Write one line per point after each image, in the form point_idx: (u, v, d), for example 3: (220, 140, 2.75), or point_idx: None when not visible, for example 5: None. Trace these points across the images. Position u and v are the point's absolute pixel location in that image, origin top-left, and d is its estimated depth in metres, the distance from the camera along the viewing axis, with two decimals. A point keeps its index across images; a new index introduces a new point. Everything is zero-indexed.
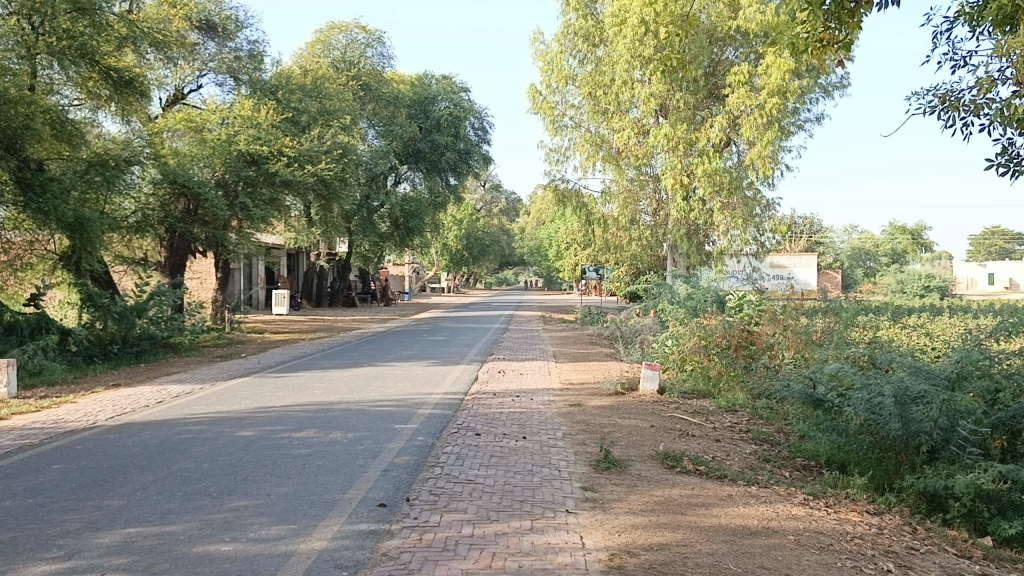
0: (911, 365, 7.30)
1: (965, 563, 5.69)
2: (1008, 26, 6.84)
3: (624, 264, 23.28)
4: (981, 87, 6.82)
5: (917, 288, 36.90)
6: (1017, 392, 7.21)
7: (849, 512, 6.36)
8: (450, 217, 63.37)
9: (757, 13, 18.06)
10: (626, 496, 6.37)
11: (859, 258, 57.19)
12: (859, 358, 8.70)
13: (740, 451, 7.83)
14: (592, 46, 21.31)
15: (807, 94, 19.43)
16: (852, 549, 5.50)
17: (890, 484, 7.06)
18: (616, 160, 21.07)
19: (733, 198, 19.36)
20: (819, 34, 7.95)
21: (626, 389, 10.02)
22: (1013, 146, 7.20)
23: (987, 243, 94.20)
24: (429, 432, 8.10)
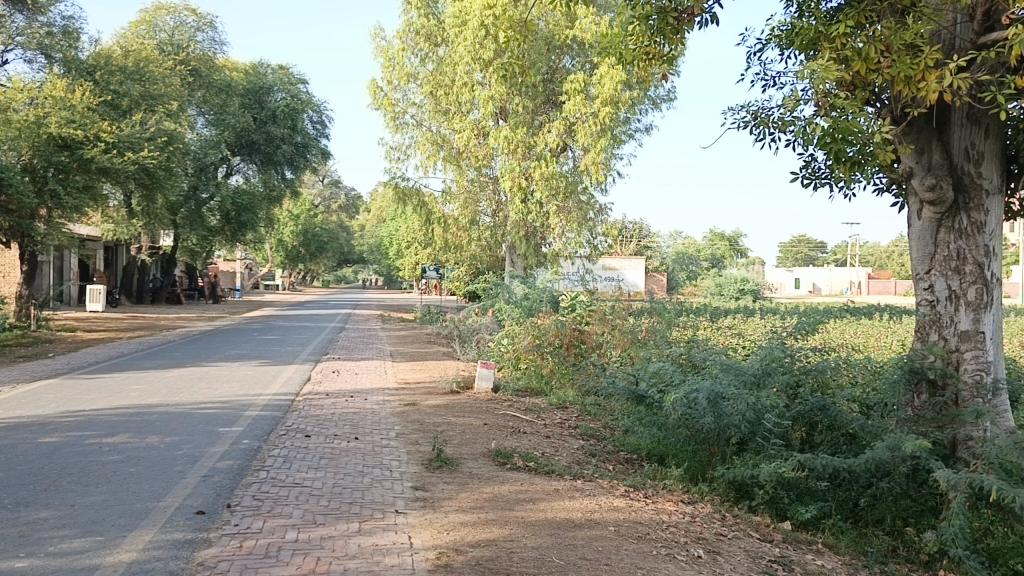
0: (723, 363, 7.81)
1: (766, 546, 6.16)
2: (812, 50, 7.47)
3: (464, 264, 23.50)
4: (788, 105, 7.38)
5: (733, 291, 39.62)
6: (815, 386, 7.81)
7: (666, 502, 6.75)
8: (286, 212, 61.51)
9: (592, 24, 18.75)
10: (456, 494, 6.41)
11: (684, 262, 60.59)
12: (679, 357, 9.20)
13: (568, 447, 8.11)
14: (433, 46, 21.36)
15: (638, 105, 20.33)
16: (666, 537, 5.81)
17: (703, 475, 7.54)
18: (456, 160, 21.22)
19: (568, 201, 19.89)
20: (646, 47, 8.33)
21: (461, 388, 10.08)
22: (814, 162, 7.85)
23: (795, 251, 102.68)
24: (255, 435, 7.81)
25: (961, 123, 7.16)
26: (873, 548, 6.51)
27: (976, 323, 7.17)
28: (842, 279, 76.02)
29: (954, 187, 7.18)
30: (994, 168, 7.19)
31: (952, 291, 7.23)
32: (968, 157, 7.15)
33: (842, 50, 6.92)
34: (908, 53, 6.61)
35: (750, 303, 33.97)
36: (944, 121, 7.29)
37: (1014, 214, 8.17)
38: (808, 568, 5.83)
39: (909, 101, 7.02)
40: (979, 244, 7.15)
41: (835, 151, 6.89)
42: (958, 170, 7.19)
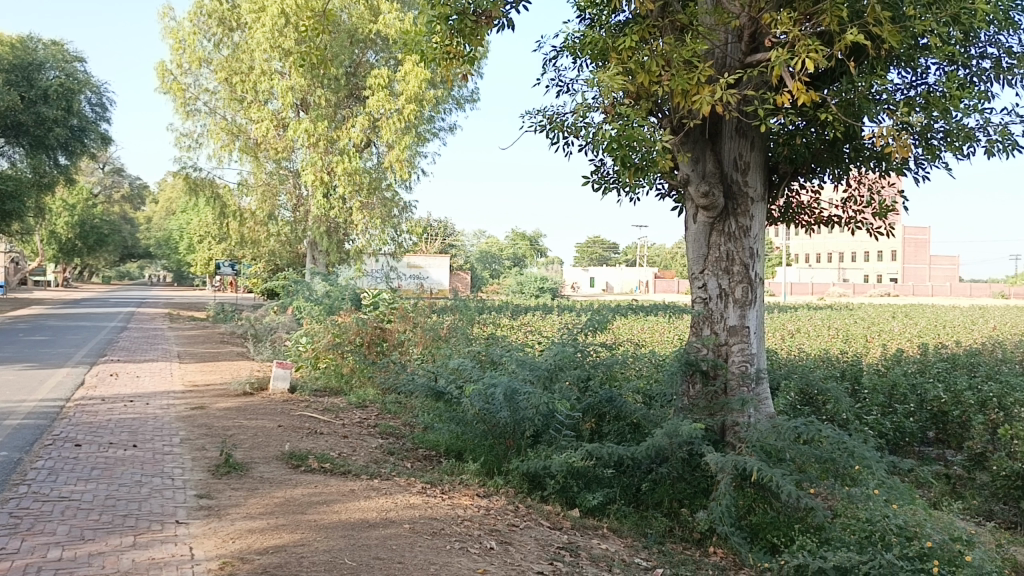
0: (519, 359, 8.03)
1: (556, 534, 6.40)
2: (601, 60, 7.85)
3: (261, 260, 22.60)
4: (579, 112, 7.71)
5: (533, 288, 41.03)
6: (604, 378, 8.21)
7: (462, 497, 6.86)
8: (59, 201, 56.22)
9: (395, 20, 18.64)
10: (245, 500, 6.14)
11: (487, 260, 61.78)
12: (478, 355, 9.36)
13: (366, 446, 8.03)
14: (228, 30, 20.36)
15: (442, 105, 20.52)
16: (460, 531, 5.89)
17: (499, 468, 7.74)
18: (253, 151, 20.39)
19: (371, 198, 19.72)
20: (446, 47, 8.41)
21: (254, 390, 9.65)
22: (603, 167, 8.27)
23: (591, 251, 107.95)
24: (15, 446, 7.06)
25: (731, 136, 7.82)
26: (652, 529, 6.96)
27: (742, 319, 7.88)
28: (633, 278, 81.19)
29: (724, 195, 7.85)
30: (758, 178, 7.91)
31: (723, 290, 7.90)
32: (736, 167, 7.83)
33: (627, 61, 7.33)
34: (686, 68, 7.12)
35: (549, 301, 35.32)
36: (717, 133, 7.93)
37: (775, 220, 9.04)
38: (594, 552, 6.13)
39: (686, 113, 7.56)
40: (745, 247, 7.87)
41: (620, 157, 7.27)
42: (728, 179, 7.86)
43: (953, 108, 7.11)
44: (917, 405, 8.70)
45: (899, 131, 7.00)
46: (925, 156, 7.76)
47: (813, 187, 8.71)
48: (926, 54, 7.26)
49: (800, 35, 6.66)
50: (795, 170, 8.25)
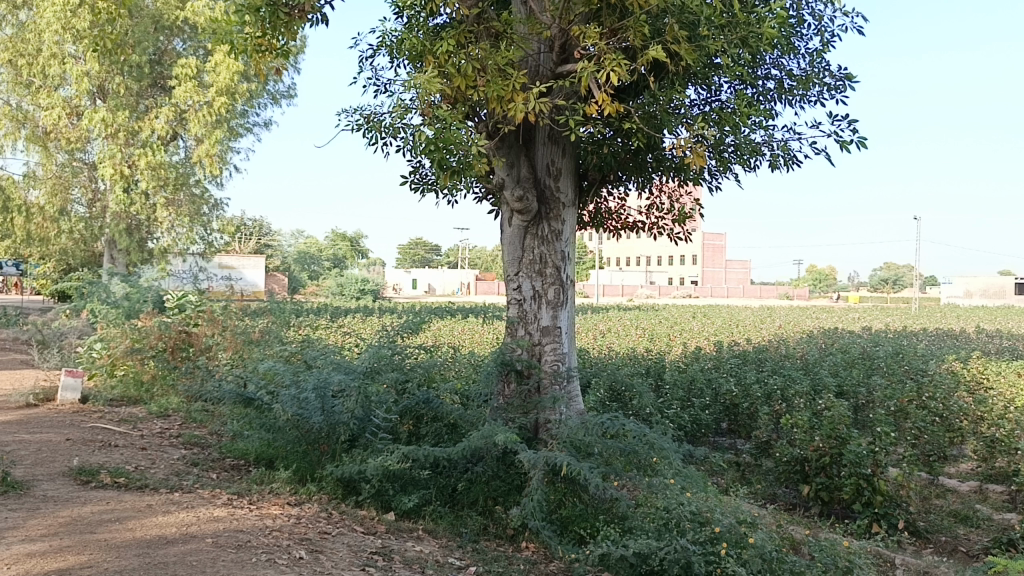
0: (333, 362, 7.85)
1: (369, 539, 6.32)
2: (419, 62, 7.84)
3: (51, 260, 20.75)
4: (397, 113, 7.66)
5: (354, 291, 40.39)
6: (422, 379, 8.15)
7: (271, 506, 6.62)
8: None
9: (205, 8, 17.73)
10: (24, 522, 5.59)
11: (305, 261, 60.04)
12: (290, 357, 9.09)
13: (167, 458, 7.57)
14: (12, 7, 18.52)
15: (255, 99, 19.79)
16: (268, 542, 5.67)
17: (312, 474, 7.53)
18: (42, 141, 18.70)
19: (178, 194, 18.73)
20: (257, 39, 8.10)
21: (38, 401, 8.81)
22: (421, 168, 8.27)
23: (414, 252, 107.92)
24: None
25: (544, 143, 8.07)
26: (466, 528, 7.01)
27: (554, 319, 8.17)
28: (454, 279, 81.89)
29: (538, 199, 8.10)
30: (569, 183, 8.23)
31: (536, 291, 8.15)
32: (549, 173, 8.09)
33: (444, 65, 7.36)
34: (500, 74, 7.27)
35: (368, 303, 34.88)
36: (530, 139, 8.15)
37: (585, 224, 9.43)
38: (407, 555, 6.10)
39: (501, 118, 7.71)
40: (557, 250, 8.17)
41: (436, 160, 7.27)
42: (541, 184, 8.11)
43: (741, 123, 7.71)
44: (712, 398, 9.35)
45: (695, 144, 7.51)
46: (718, 168, 8.37)
47: (620, 194, 9.17)
48: (719, 73, 7.82)
49: (606, 48, 6.98)
50: (603, 177, 8.65)
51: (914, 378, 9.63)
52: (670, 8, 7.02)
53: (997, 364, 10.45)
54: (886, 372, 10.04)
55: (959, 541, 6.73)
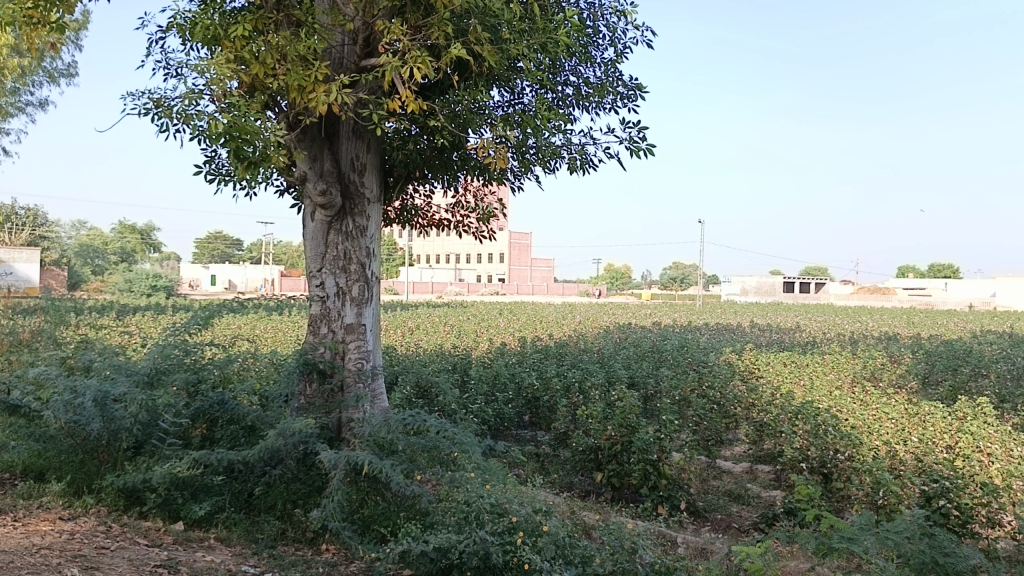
0: (114, 364, 7.29)
1: (153, 551, 5.93)
2: (213, 46, 7.42)
3: None
4: (188, 99, 7.21)
5: (144, 286, 37.70)
6: (216, 380, 7.72)
7: (40, 522, 6.06)
8: None
9: None
10: None
11: (90, 255, 55.28)
12: (67, 360, 8.35)
13: None
14: None
15: (29, 76, 17.99)
16: (34, 562, 5.17)
17: (90, 486, 6.96)
18: None
19: None
20: (28, 10, 7.34)
21: None
22: (218, 158, 7.86)
23: (214, 245, 102.60)
24: None
25: (348, 137, 7.92)
26: (262, 534, 6.73)
27: (359, 316, 8.07)
28: (256, 276, 78.43)
29: (342, 194, 7.94)
30: (373, 179, 8.16)
31: (340, 287, 7.99)
32: (353, 168, 7.96)
33: (241, 50, 7.02)
34: (301, 64, 7.04)
35: (154, 300, 32.52)
36: (333, 133, 7.96)
37: (391, 221, 9.37)
38: (195, 566, 5.78)
39: (303, 109, 7.45)
40: (362, 246, 8.07)
41: (232, 150, 6.91)
42: (345, 179, 7.96)
43: (541, 126, 7.95)
44: (515, 393, 9.61)
45: (497, 144, 7.66)
46: (520, 169, 8.60)
47: (425, 191, 9.21)
48: (521, 76, 8.04)
49: (410, 44, 6.95)
50: (409, 174, 8.64)
51: (696, 369, 10.42)
52: (472, 9, 7.11)
53: (766, 355, 11.52)
54: (672, 364, 10.78)
55: (732, 518, 7.32)
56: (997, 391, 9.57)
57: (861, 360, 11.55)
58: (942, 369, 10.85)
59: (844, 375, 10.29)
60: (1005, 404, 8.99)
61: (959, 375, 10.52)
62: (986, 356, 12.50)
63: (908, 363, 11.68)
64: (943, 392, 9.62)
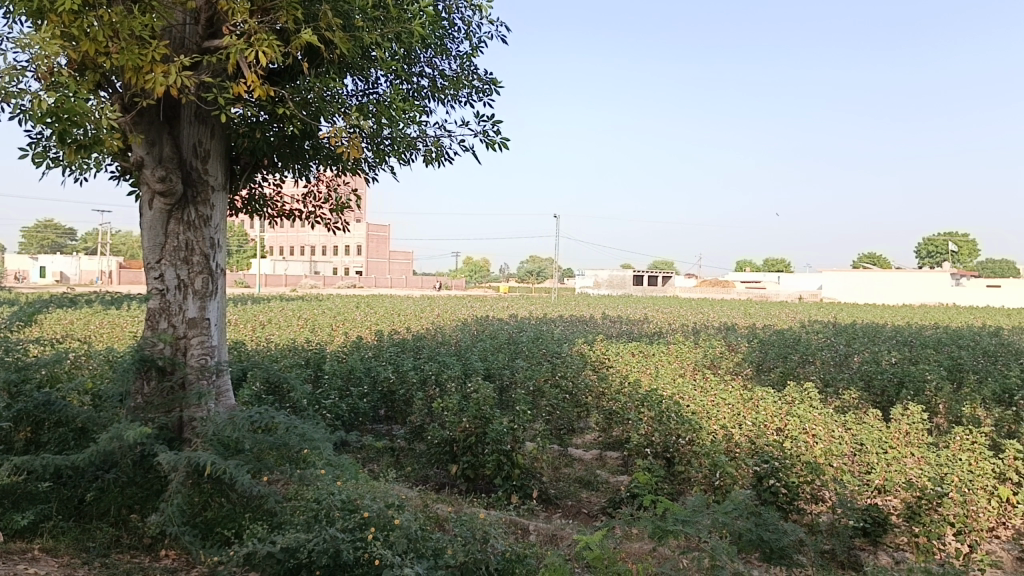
0: None
1: None
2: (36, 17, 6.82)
3: None
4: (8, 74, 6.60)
5: None
6: (41, 380, 7.16)
7: None
8: None
9: None
10: None
11: None
12: None
13: None
14: None
15: None
16: None
17: None
18: None
19: None
20: None
21: None
22: (44, 139, 7.24)
23: (46, 235, 95.14)
24: None
25: (190, 121, 7.54)
26: (93, 543, 6.31)
27: (202, 310, 7.72)
28: (94, 268, 73.38)
29: (183, 181, 7.54)
30: (217, 166, 7.81)
31: (181, 280, 7.60)
32: (196, 154, 7.59)
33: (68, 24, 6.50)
34: (136, 42, 6.61)
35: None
36: (173, 117, 7.56)
37: (238, 211, 9.00)
38: None
39: (140, 91, 7.02)
40: (205, 237, 7.72)
41: (58, 132, 6.39)
42: (187, 165, 7.57)
43: (396, 117, 7.85)
44: (370, 387, 9.48)
45: (350, 134, 7.49)
46: (375, 160, 8.47)
47: (275, 180, 8.90)
48: (375, 65, 7.90)
49: (256, 27, 6.67)
50: (257, 161, 8.32)
51: (550, 360, 10.65)
52: None
53: (616, 346, 11.94)
54: (527, 355, 10.97)
55: (582, 503, 7.53)
56: (822, 377, 10.35)
57: (703, 349, 12.18)
58: (774, 357, 11.62)
59: (687, 364, 10.83)
60: (827, 388, 9.74)
61: (788, 362, 11.30)
62: (812, 345, 13.51)
63: (744, 351, 12.43)
64: (774, 378, 10.30)
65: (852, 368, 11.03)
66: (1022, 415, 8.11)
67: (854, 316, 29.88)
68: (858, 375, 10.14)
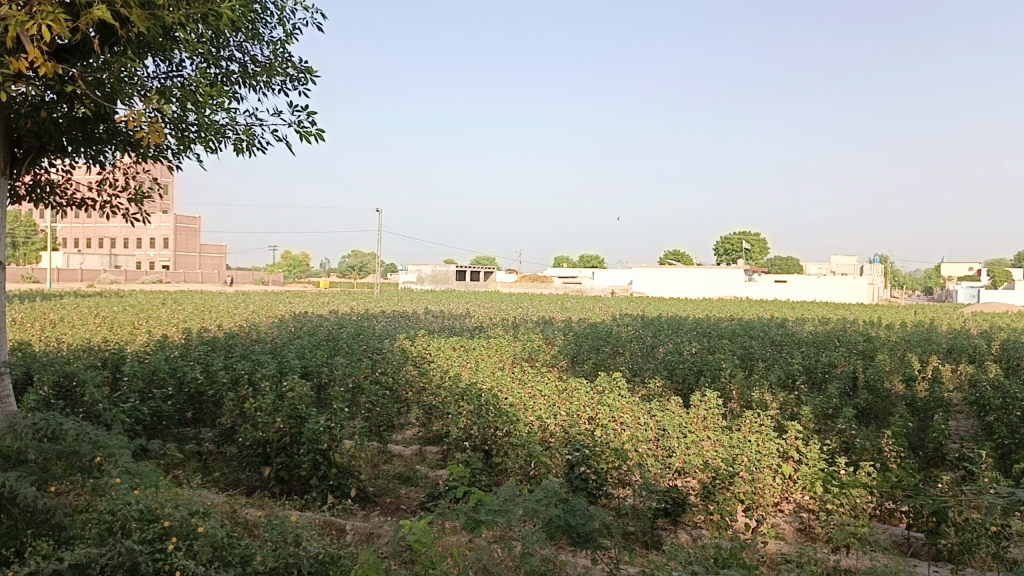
0: None
1: None
2: None
3: None
4: None
5: None
6: None
7: None
8: None
9: None
10: None
11: None
12: None
13: None
14: None
15: None
16: None
17: None
18: None
19: None
20: None
21: None
22: None
23: None
24: None
25: None
26: None
27: None
28: None
29: None
30: None
31: None
32: None
33: None
34: None
35: None
36: None
37: (20, 198, 8.18)
38: None
39: None
40: None
41: None
42: None
43: (203, 103, 7.43)
44: (176, 388, 8.93)
45: (151, 118, 7.00)
46: (178, 147, 7.96)
47: (65, 165, 8.16)
48: (178, 47, 7.43)
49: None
50: (42, 145, 7.59)
51: (369, 356, 10.51)
52: None
53: (436, 341, 11.99)
54: (346, 352, 10.77)
55: (400, 500, 7.46)
56: (630, 367, 10.93)
57: (521, 343, 12.49)
58: (587, 349, 12.12)
59: (505, 357, 11.07)
60: (634, 378, 10.29)
61: (600, 354, 11.84)
62: (622, 337, 14.22)
63: (560, 344, 12.87)
64: (586, 369, 10.74)
65: (657, 358, 11.72)
66: (801, 398, 8.97)
67: (659, 309, 31.76)
68: (663, 365, 10.78)
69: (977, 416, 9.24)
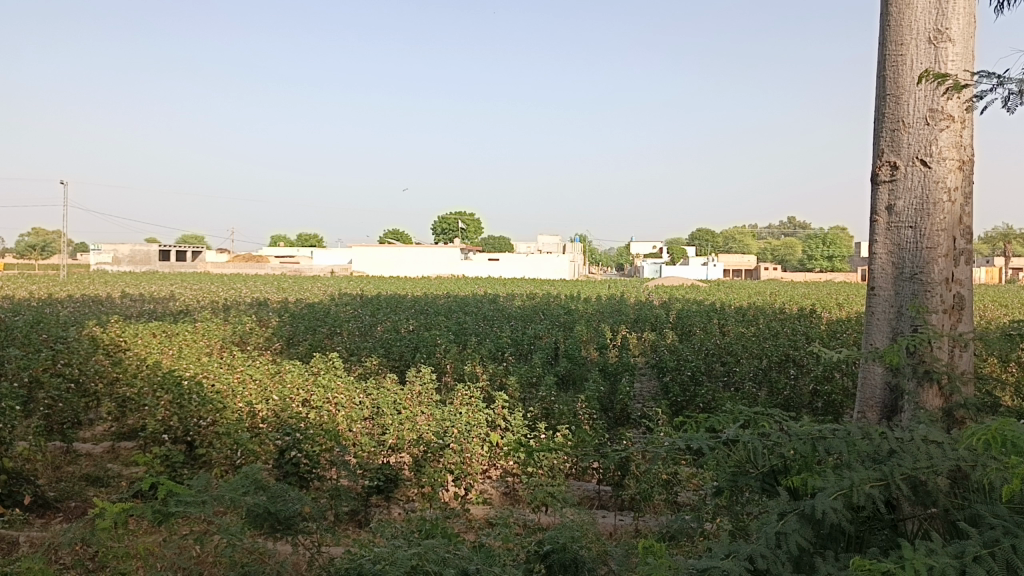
0: None
1: None
2: None
3: None
4: None
5: None
6: None
7: None
8: None
9: None
10: None
11: None
12: None
13: None
14: None
15: None
16: None
17: None
18: None
19: None
20: None
21: None
22: None
23: None
24: None
25: None
26: None
27: None
28: None
29: None
30: None
31: None
32: None
33: None
34: None
35: None
36: None
37: None
38: None
39: None
40: None
41: None
42: None
43: None
44: None
45: None
46: None
47: None
48: None
49: None
50: None
51: (51, 346, 9.37)
52: None
53: (132, 326, 10.98)
54: (22, 343, 9.51)
55: (87, 503, 6.76)
56: (346, 347, 10.84)
57: (231, 326, 11.86)
58: (303, 330, 11.83)
59: (213, 342, 10.46)
60: (352, 357, 10.24)
61: (315, 334, 11.60)
62: (339, 316, 14.03)
63: (275, 326, 12.42)
64: (301, 350, 10.47)
65: (374, 336, 11.74)
66: (509, 369, 9.49)
67: (374, 287, 31.82)
68: (379, 343, 10.85)
69: (655, 378, 10.39)
